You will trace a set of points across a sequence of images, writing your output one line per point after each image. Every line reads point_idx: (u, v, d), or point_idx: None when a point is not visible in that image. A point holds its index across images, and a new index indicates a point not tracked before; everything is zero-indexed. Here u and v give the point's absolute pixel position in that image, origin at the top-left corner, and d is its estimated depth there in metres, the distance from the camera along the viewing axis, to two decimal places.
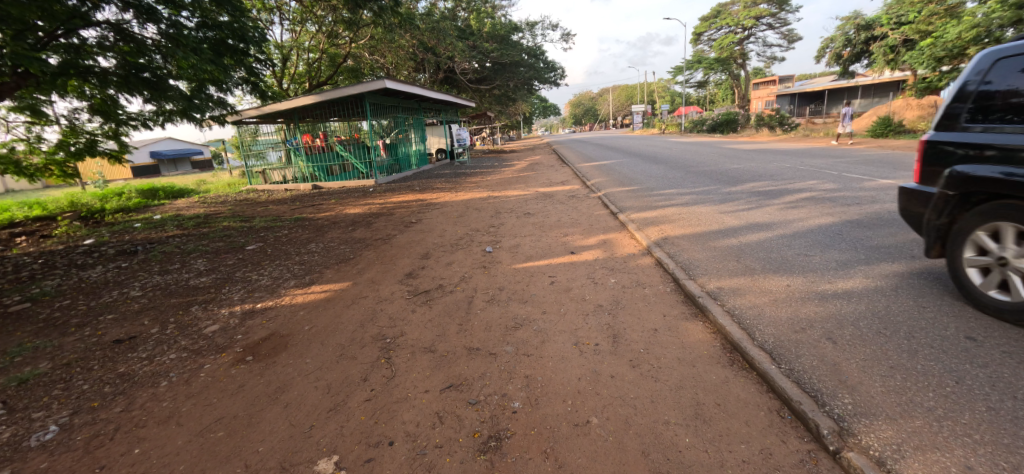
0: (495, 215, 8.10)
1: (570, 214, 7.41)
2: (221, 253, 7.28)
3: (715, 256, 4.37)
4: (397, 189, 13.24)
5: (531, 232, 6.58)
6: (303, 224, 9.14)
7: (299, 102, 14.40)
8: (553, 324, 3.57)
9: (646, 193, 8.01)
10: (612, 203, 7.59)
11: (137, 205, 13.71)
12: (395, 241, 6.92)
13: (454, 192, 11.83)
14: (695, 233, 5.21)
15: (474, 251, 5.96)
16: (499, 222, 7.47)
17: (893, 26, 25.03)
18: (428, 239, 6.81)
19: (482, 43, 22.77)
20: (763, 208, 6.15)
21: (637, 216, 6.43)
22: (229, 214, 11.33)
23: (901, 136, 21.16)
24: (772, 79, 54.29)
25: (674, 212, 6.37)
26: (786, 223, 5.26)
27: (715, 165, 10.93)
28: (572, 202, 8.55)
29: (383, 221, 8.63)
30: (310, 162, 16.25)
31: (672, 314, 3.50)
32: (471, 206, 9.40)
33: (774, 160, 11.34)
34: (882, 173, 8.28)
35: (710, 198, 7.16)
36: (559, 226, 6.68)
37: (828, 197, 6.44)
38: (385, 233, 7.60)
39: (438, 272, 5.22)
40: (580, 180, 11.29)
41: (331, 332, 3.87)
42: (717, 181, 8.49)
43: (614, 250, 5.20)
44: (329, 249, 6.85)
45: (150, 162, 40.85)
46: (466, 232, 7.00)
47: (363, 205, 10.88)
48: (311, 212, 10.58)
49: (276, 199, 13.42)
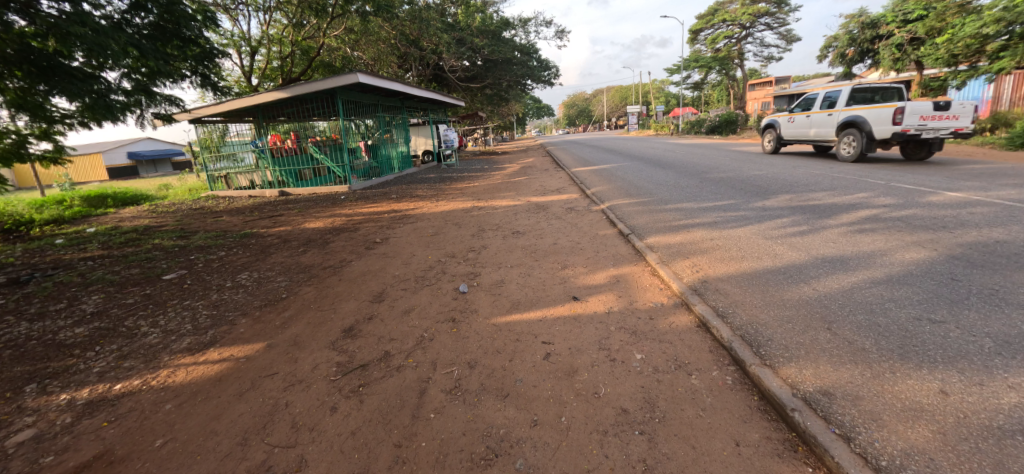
0: (478, 233, 6.65)
1: (568, 234, 5.99)
2: (126, 286, 5.71)
3: (790, 317, 2.92)
4: (371, 196, 11.71)
5: (522, 261, 5.12)
6: (248, 242, 7.59)
7: (260, 98, 12.79)
8: (550, 460, 2.13)
9: (659, 207, 6.58)
10: (620, 221, 6.16)
11: (74, 215, 11.99)
12: (346, 271, 5.42)
13: (434, 202, 10.32)
14: (742, 272, 3.77)
15: (443, 291, 4.46)
16: (482, 244, 5.99)
17: (898, 24, 23.79)
18: (389, 269, 5.33)
19: (471, 38, 21.31)
20: (820, 232, 4.74)
21: (657, 241, 4.98)
22: (172, 227, 9.73)
23: None
24: (768, 79, 53.08)
25: (704, 236, 4.95)
26: (867, 259, 3.83)
27: (733, 172, 9.53)
28: (571, 216, 7.10)
29: (343, 240, 7.12)
30: (278, 166, 14.61)
31: (750, 442, 2.06)
32: (451, 221, 7.88)
33: (798, 165, 9.98)
34: (940, 182, 6.91)
35: (744, 215, 5.74)
36: (555, 253, 5.22)
37: (896, 217, 5.07)
38: (337, 259, 6.08)
39: (389, 327, 3.73)
40: (578, 189, 9.84)
41: (189, 460, 2.40)
42: (744, 192, 7.08)
43: (633, 298, 3.74)
44: (260, 281, 5.32)
45: (127, 163, 38.92)
46: (437, 259, 5.50)
47: (327, 217, 9.36)
48: (266, 225, 9.02)
49: (234, 208, 11.86)
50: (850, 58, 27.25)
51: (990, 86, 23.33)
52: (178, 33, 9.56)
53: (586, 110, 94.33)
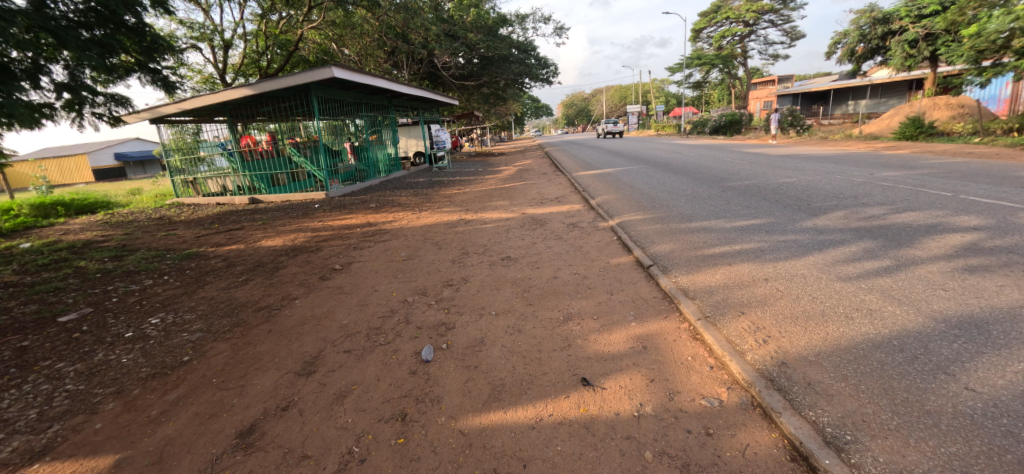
0: (460, 257, 5.42)
1: (572, 262, 4.76)
2: (4, 334, 4.43)
3: (968, 466, 1.68)
4: (349, 205, 10.47)
5: (512, 303, 3.87)
6: (186, 267, 6.31)
7: (226, 96, 11.50)
8: None
9: (682, 227, 5.35)
10: (637, 246, 4.90)
11: (15, 224, 10.62)
12: (283, 316, 4.14)
13: (416, 213, 9.04)
14: (836, 348, 2.52)
15: (399, 357, 3.19)
16: (462, 276, 4.73)
17: (912, 19, 22.59)
18: (339, 313, 4.07)
19: (464, 34, 20.07)
20: (913, 271, 3.49)
21: (691, 281, 3.73)
22: (116, 243, 8.47)
23: (933, 138, 18.77)
24: (771, 79, 51.82)
25: (754, 271, 3.72)
26: (1017, 325, 2.59)
27: (758, 179, 8.29)
28: (574, 236, 5.84)
29: (298, 265, 5.86)
30: (249, 171, 13.28)
31: None
32: (430, 239, 6.60)
33: (830, 171, 8.73)
34: (1022, 194, 5.65)
35: (795, 240, 4.49)
36: (554, 293, 3.97)
37: (1004, 246, 3.85)
38: (279, 294, 4.79)
39: (303, 433, 2.47)
40: (581, 198, 8.60)
41: None
42: (783, 207, 5.83)
43: (673, 385, 2.49)
44: (169, 332, 4.04)
45: (116, 165, 37.54)
46: (401, 300, 4.24)
47: (292, 231, 8.10)
48: (218, 241, 7.74)
49: (194, 218, 10.59)
50: (860, 55, 25.83)
51: (1008, 85, 22.18)
52: (109, 18, 8.20)
53: (585, 109, 93.07)
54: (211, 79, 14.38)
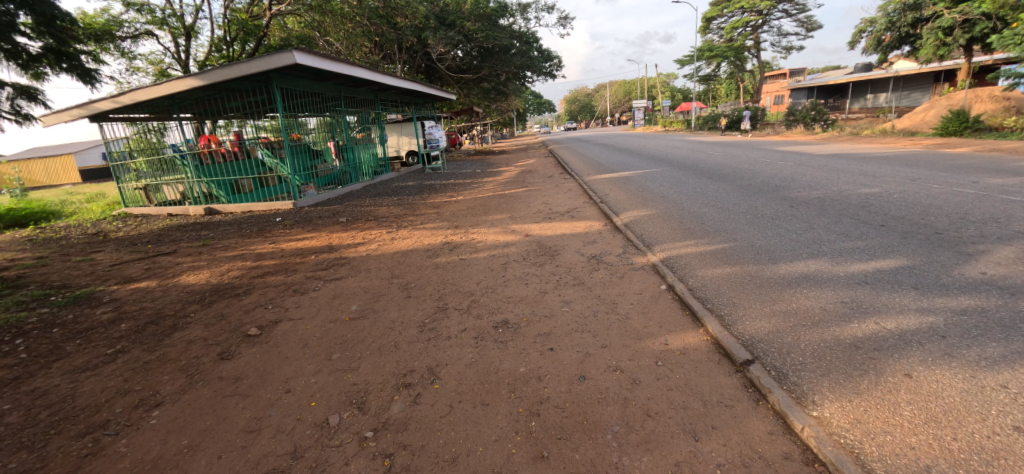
0: (434, 319, 3.62)
1: (608, 341, 2.94)
2: None
3: None
4: (316, 218, 8.69)
5: (507, 452, 2.08)
6: (57, 320, 4.52)
7: (169, 87, 9.64)
8: None
9: (772, 276, 3.51)
10: (709, 313, 3.07)
11: None
12: (108, 459, 2.36)
13: (393, 231, 7.26)
14: None
15: None
16: (428, 364, 2.93)
17: (948, 4, 20.01)
18: (202, 456, 2.29)
19: (461, 22, 18.24)
20: None
21: (852, 420, 1.94)
22: (14, 271, 6.70)
23: (981, 134, 16.82)
24: (783, 72, 49.57)
25: (977, 406, 1.93)
26: None
27: (826, 188, 6.47)
28: (601, 280, 4.03)
29: (204, 323, 4.05)
30: (205, 176, 11.22)
31: None
32: (399, 278, 4.81)
33: (916, 177, 6.89)
34: None
35: (982, 312, 2.69)
36: (584, 426, 2.18)
37: None
38: (142, 391, 3.01)
39: None
40: (600, 213, 6.78)
41: None
42: (904, 238, 4.03)
43: None
44: None
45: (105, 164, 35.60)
46: (319, 421, 2.46)
47: (232, 259, 6.32)
48: (133, 273, 5.99)
49: (132, 235, 8.88)
50: (886, 44, 23.06)
51: None
52: None
53: (589, 105, 90.85)
54: (168, 71, 12.66)
